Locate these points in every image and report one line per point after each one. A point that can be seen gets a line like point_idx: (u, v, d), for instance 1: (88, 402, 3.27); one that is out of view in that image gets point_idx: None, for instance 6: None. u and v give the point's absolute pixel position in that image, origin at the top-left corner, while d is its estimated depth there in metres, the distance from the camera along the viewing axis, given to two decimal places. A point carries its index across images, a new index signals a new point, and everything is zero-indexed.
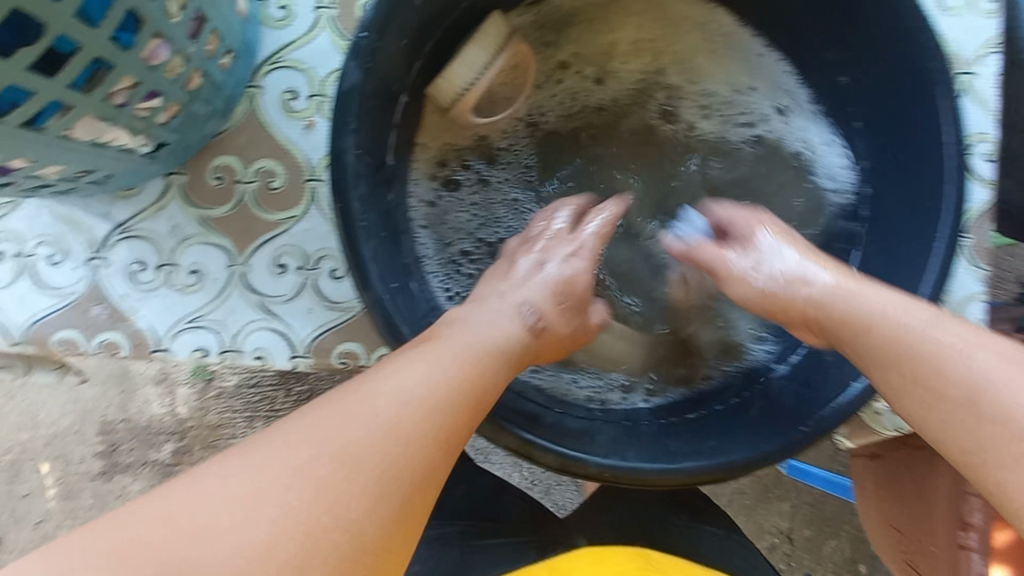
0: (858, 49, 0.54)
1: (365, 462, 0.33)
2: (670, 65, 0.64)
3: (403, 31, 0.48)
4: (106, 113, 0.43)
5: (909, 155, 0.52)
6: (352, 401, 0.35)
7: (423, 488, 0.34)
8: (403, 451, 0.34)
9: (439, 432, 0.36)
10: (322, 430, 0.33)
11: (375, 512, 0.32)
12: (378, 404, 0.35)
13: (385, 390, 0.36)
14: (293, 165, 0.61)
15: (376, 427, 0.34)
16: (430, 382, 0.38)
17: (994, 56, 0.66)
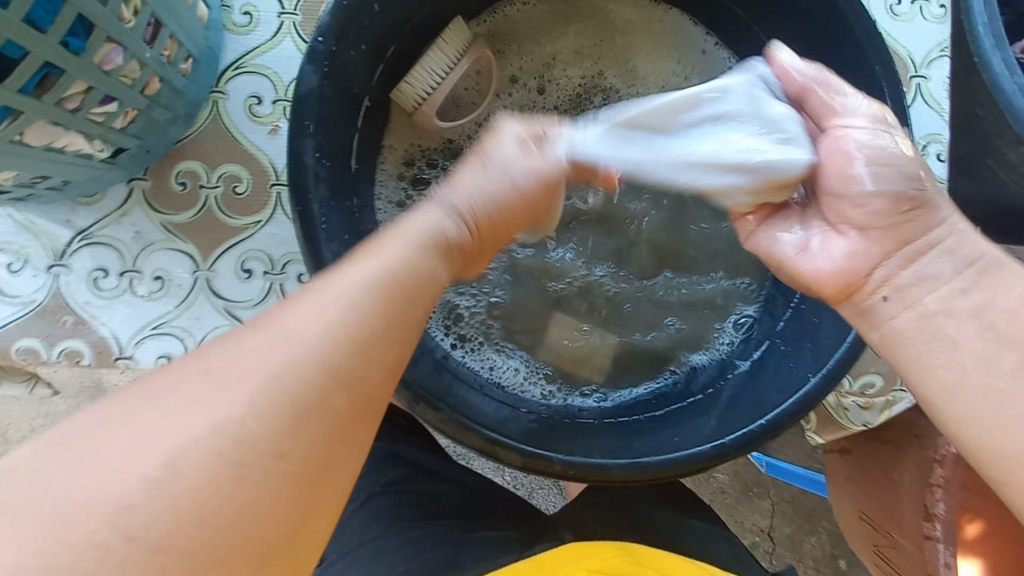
0: (808, 53, 0.56)
1: (282, 395, 0.29)
2: (611, 70, 0.65)
3: (362, 35, 0.49)
4: (59, 118, 0.42)
5: None
6: (265, 323, 0.31)
7: (357, 399, 0.31)
8: (332, 384, 0.30)
9: (369, 338, 0.32)
10: (231, 357, 0.29)
11: (302, 442, 0.28)
12: (294, 327, 0.30)
13: (301, 312, 0.31)
14: (259, 170, 0.61)
15: (292, 343, 0.30)
16: (356, 289, 0.33)
17: (944, 60, 0.68)
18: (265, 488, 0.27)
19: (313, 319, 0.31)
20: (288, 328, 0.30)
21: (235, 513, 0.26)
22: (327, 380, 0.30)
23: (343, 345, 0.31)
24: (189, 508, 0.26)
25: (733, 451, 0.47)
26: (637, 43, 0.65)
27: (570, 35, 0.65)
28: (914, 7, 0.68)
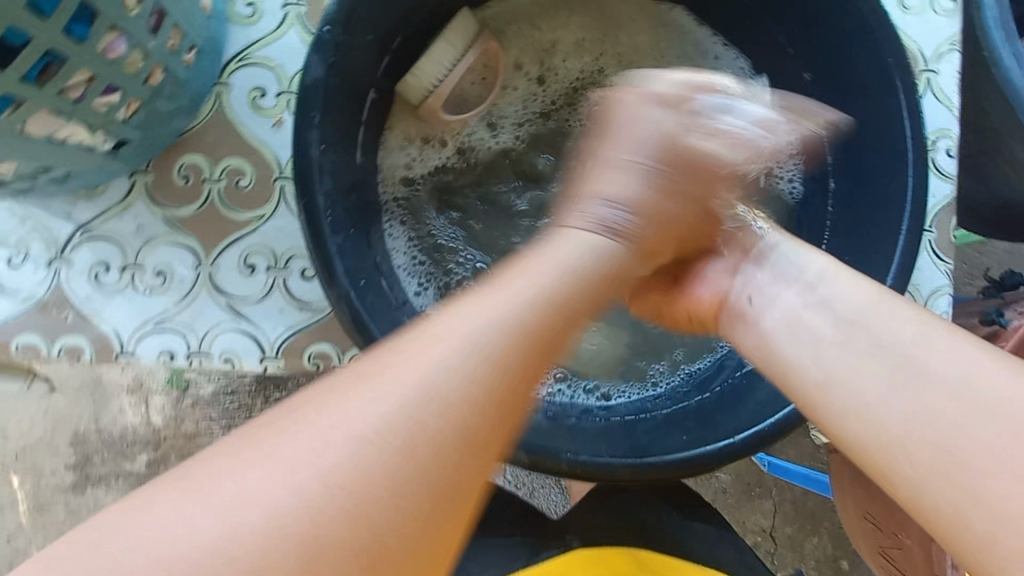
0: (819, 46, 0.55)
1: (431, 433, 0.28)
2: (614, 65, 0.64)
3: (368, 26, 0.48)
4: (61, 108, 0.42)
5: (869, 149, 0.53)
6: (396, 371, 0.30)
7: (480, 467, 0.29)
8: (453, 448, 0.29)
9: (500, 406, 0.31)
10: (365, 408, 0.28)
11: (455, 477, 0.29)
12: (430, 363, 0.30)
13: (434, 351, 0.30)
14: (262, 164, 0.61)
15: (427, 401, 0.29)
16: (486, 347, 0.32)
17: (954, 55, 0.68)
18: (419, 524, 0.27)
19: (440, 368, 0.30)
20: (421, 368, 0.30)
21: (386, 543, 0.26)
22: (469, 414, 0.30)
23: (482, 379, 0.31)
24: (313, 542, 0.25)
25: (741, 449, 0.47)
26: (641, 42, 0.65)
27: (574, 28, 0.64)
28: (924, 2, 0.68)
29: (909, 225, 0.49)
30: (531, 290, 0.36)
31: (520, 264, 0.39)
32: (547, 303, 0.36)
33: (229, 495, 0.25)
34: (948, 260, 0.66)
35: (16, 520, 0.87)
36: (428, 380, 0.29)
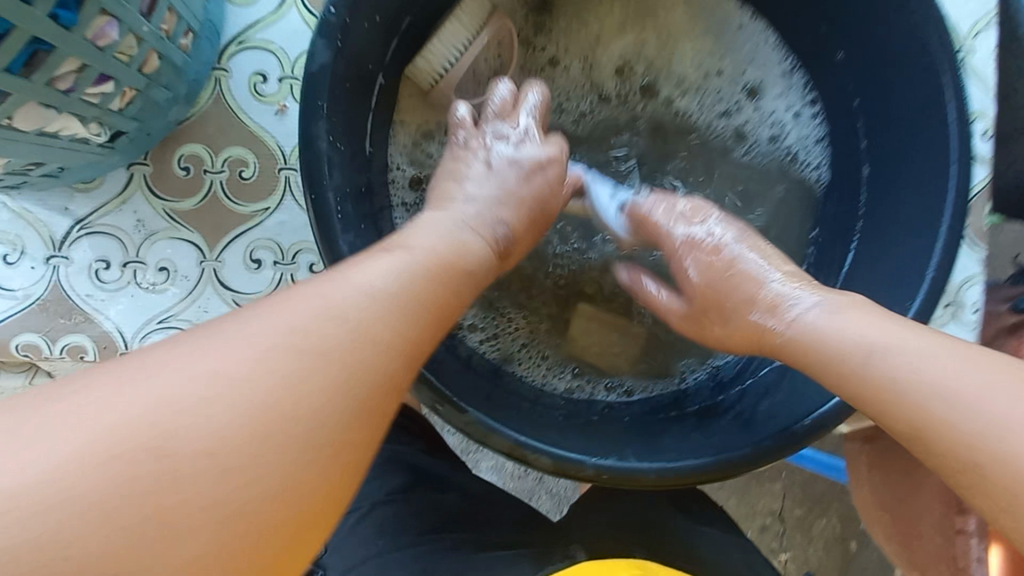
0: (856, 22, 0.51)
1: (307, 377, 0.27)
2: (654, 44, 0.62)
3: (376, 5, 0.45)
4: (50, 99, 0.39)
5: (908, 133, 0.50)
6: (276, 318, 0.28)
7: (372, 408, 0.28)
8: (348, 394, 0.27)
9: (394, 349, 0.30)
10: (244, 351, 0.26)
11: (362, 411, 0.28)
12: (330, 301, 0.29)
13: (322, 303, 0.29)
14: (265, 154, 0.58)
15: (313, 345, 0.27)
16: (375, 293, 0.31)
17: (991, 31, 0.64)
18: (309, 487, 0.26)
19: (326, 315, 0.28)
20: (300, 311, 0.28)
21: (264, 504, 0.25)
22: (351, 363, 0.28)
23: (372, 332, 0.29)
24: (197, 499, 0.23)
25: (775, 457, 0.44)
26: (676, 21, 0.62)
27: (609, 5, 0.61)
28: None
29: (951, 216, 0.46)
30: (425, 252, 0.35)
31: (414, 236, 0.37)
32: (443, 270, 0.35)
33: (104, 424, 0.23)
34: (979, 247, 0.63)
35: None
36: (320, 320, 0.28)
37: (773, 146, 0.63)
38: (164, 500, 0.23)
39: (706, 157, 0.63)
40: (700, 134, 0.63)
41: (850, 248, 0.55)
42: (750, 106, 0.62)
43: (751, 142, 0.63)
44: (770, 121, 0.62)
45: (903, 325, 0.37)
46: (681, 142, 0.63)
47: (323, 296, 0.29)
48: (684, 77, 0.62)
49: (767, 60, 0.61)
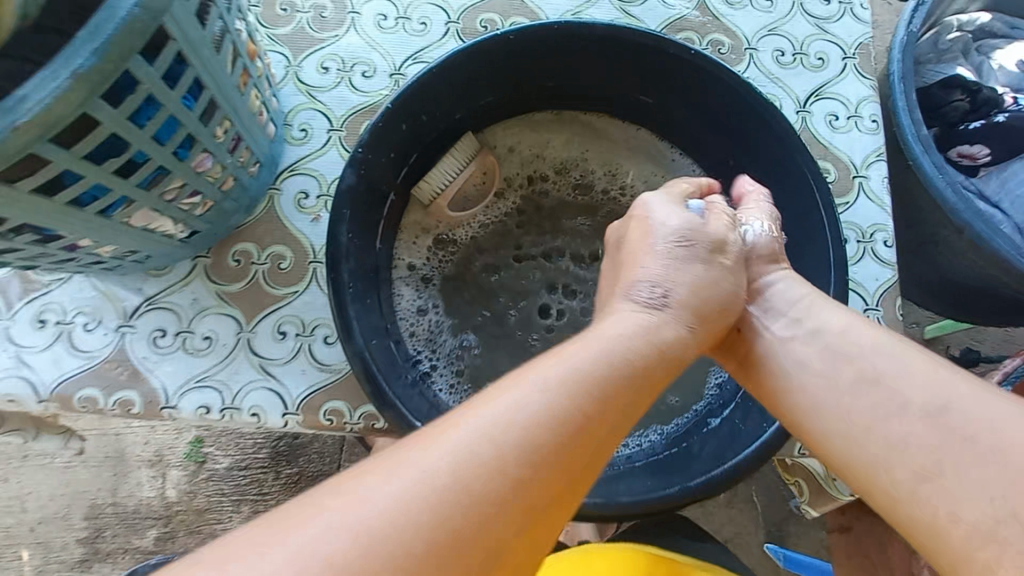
0: (756, 159, 0.68)
1: (539, 447, 0.37)
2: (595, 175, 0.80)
3: (390, 146, 0.62)
4: (159, 206, 0.55)
5: (804, 235, 0.66)
6: (470, 437, 0.37)
7: (537, 525, 0.36)
8: (522, 508, 0.35)
9: (558, 476, 0.37)
10: (445, 466, 0.35)
11: (529, 527, 0.35)
12: (513, 425, 0.37)
13: (507, 425, 0.37)
14: (300, 250, 0.74)
15: (497, 465, 0.36)
16: (549, 417, 0.39)
17: (880, 165, 0.80)
18: None
19: (505, 439, 0.37)
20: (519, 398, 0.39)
21: None
22: (569, 437, 0.39)
23: (576, 407, 0.40)
24: None
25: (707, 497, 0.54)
26: (620, 147, 0.79)
27: (566, 132, 0.79)
28: (850, 121, 0.81)
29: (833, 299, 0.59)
30: (593, 376, 0.42)
31: (575, 346, 0.45)
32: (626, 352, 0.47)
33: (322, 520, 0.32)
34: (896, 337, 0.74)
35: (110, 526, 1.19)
36: (531, 402, 0.39)
37: None
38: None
39: None
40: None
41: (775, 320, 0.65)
42: None
43: None
44: None
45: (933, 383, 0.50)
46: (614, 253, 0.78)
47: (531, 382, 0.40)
48: (629, 188, 0.79)
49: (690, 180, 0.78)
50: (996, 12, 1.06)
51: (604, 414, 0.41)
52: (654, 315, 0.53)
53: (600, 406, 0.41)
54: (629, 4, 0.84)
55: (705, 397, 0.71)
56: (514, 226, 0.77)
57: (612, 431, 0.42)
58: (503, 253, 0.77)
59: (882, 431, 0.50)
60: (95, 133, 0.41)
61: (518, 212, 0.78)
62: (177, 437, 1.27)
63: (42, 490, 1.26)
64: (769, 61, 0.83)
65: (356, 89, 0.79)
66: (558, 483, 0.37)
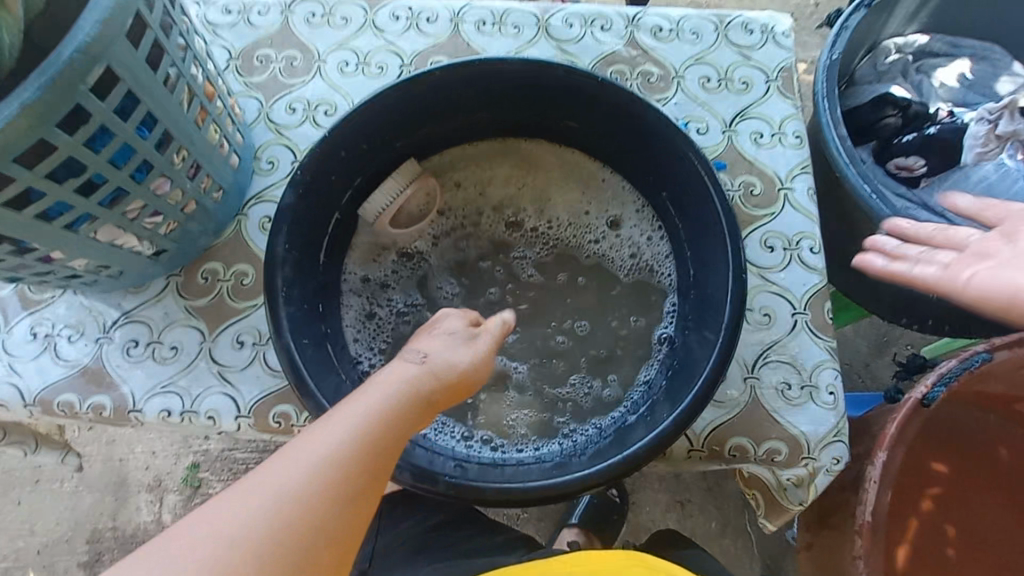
0: (669, 173, 0.72)
1: (337, 474, 0.40)
2: (532, 196, 0.84)
3: (330, 170, 0.70)
4: (122, 223, 0.63)
5: (708, 240, 0.68)
6: (258, 481, 0.38)
7: (340, 543, 0.39)
8: (323, 535, 0.38)
9: (359, 492, 0.41)
10: (234, 517, 0.36)
11: (334, 549, 0.38)
12: (306, 460, 0.40)
13: (296, 463, 0.40)
14: (261, 268, 0.82)
15: (291, 502, 0.38)
16: (344, 445, 0.42)
17: (805, 177, 0.84)
18: None
19: (296, 474, 0.39)
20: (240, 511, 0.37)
21: None
22: (366, 459, 0.42)
23: (371, 430, 0.44)
24: None
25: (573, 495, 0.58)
26: (556, 178, 0.84)
27: (506, 155, 0.85)
28: (775, 138, 0.87)
29: (732, 292, 0.61)
30: (380, 406, 0.46)
31: (362, 391, 0.47)
32: (377, 423, 0.45)
33: None
34: (826, 339, 0.75)
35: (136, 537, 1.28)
36: (276, 500, 0.38)
37: (619, 273, 0.79)
38: None
39: (572, 269, 0.81)
40: (574, 252, 0.81)
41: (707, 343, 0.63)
42: (612, 235, 0.81)
43: (596, 269, 0.80)
44: (630, 244, 0.80)
45: None
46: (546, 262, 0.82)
47: (250, 492, 0.38)
48: (555, 219, 0.82)
49: (623, 201, 0.81)
50: (936, 33, 1.11)
51: (402, 436, 0.46)
52: (415, 366, 0.50)
53: (393, 430, 0.45)
54: (565, 43, 0.93)
55: (631, 391, 0.73)
56: (448, 245, 0.83)
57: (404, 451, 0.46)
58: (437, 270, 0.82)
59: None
60: (53, 156, 0.50)
61: (459, 227, 0.84)
62: (175, 463, 1.33)
63: (49, 514, 1.33)
64: (696, 87, 0.89)
65: (318, 126, 0.89)
66: (359, 499, 0.40)
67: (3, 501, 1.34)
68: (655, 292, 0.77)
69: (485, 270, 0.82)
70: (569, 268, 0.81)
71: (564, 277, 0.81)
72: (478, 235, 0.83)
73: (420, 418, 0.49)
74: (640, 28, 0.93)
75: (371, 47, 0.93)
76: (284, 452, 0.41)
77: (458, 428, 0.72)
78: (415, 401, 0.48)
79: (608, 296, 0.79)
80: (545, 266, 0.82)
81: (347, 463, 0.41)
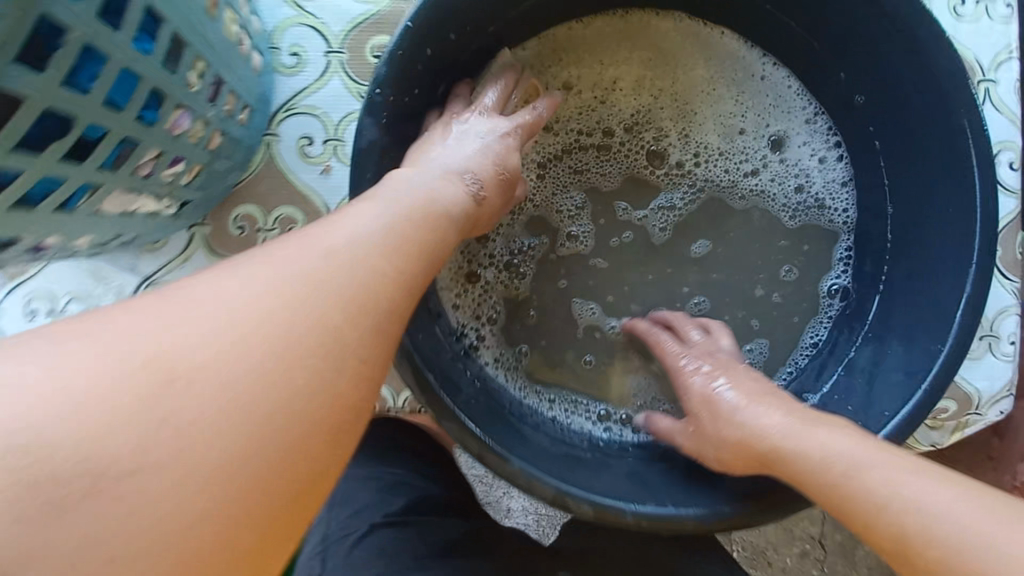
0: (879, 73, 0.52)
1: (385, 261, 0.34)
2: (670, 104, 0.62)
3: (414, 80, 0.48)
4: (134, 185, 0.43)
5: (933, 172, 0.50)
6: (291, 249, 0.32)
7: (385, 339, 0.32)
8: (371, 329, 0.31)
9: (405, 287, 0.34)
10: (267, 280, 0.30)
11: (383, 333, 0.32)
12: (345, 236, 0.33)
13: (337, 241, 0.33)
14: (312, 211, 0.62)
15: (336, 277, 0.31)
16: (387, 229, 0.35)
17: (1013, 63, 0.65)
18: (327, 447, 0.29)
19: (338, 247, 0.32)
20: (259, 280, 0.30)
21: (298, 433, 0.28)
22: (413, 256, 0.36)
23: (412, 229, 0.37)
24: (225, 444, 0.26)
25: (776, 501, 0.46)
26: (701, 76, 0.62)
27: (634, 46, 0.61)
28: (981, 6, 0.65)
29: (978, 256, 0.47)
30: (416, 203, 0.39)
31: (393, 185, 0.40)
32: (416, 229, 0.37)
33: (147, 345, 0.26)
34: (1015, 279, 0.63)
35: None
36: (315, 276, 0.31)
37: (783, 214, 0.63)
38: (218, 419, 0.26)
39: (723, 208, 0.63)
40: (726, 193, 0.63)
41: (927, 313, 0.50)
42: (775, 160, 0.62)
43: (757, 210, 0.63)
44: (797, 171, 0.62)
45: (879, 448, 0.41)
46: (690, 196, 0.63)
47: (296, 254, 0.31)
48: (702, 138, 0.63)
49: (789, 110, 0.61)
50: None
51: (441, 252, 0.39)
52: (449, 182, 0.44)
53: (435, 240, 0.39)
54: None
55: (795, 353, 0.61)
56: (561, 177, 0.62)
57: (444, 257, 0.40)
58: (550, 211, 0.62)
59: (905, 493, 0.38)
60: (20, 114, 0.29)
61: (572, 151, 0.62)
62: None
63: None
64: None
65: None
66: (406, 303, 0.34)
67: None
68: (819, 231, 0.62)
69: (608, 209, 0.63)
70: (719, 206, 0.63)
71: (712, 220, 0.63)
72: (596, 160, 0.62)
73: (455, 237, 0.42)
74: None
75: None
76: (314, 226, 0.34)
77: (591, 405, 0.61)
78: (452, 215, 0.42)
79: (764, 238, 0.63)
80: (689, 210, 0.63)
81: (399, 254, 0.35)
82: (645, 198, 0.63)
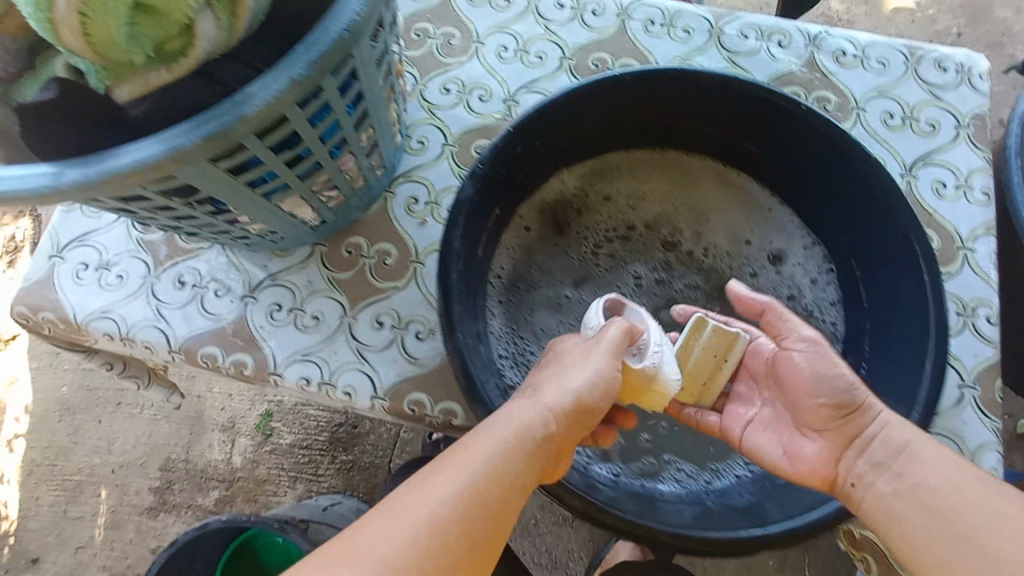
0: (857, 215, 0.68)
1: (451, 526, 0.42)
2: (689, 215, 0.80)
3: (508, 165, 0.68)
4: (307, 195, 0.63)
5: (906, 297, 0.63)
6: (381, 521, 0.41)
7: None
8: None
9: (465, 544, 0.42)
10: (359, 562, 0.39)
11: None
12: (423, 510, 0.42)
13: (414, 513, 0.42)
14: (404, 249, 0.81)
15: (410, 549, 0.40)
16: (457, 494, 0.44)
17: (988, 237, 0.79)
18: None
19: (417, 521, 0.41)
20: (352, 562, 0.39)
21: None
22: (477, 517, 0.44)
23: (479, 489, 0.45)
24: None
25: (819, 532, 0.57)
26: (718, 200, 0.80)
27: (665, 169, 0.81)
28: (959, 190, 0.81)
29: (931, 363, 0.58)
30: (484, 454, 0.48)
31: (475, 437, 0.49)
32: (480, 490, 0.45)
33: None
34: (991, 419, 0.71)
35: (217, 463, 1.37)
36: (392, 552, 0.40)
37: None
38: None
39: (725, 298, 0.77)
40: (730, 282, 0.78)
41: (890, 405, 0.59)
42: (774, 269, 0.77)
43: None
44: (791, 282, 0.76)
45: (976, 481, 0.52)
46: (696, 285, 0.78)
47: (383, 533, 0.41)
48: (713, 242, 0.79)
49: (790, 236, 0.78)
50: None
51: (506, 498, 0.46)
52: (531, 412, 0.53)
53: (500, 491, 0.46)
54: (739, 55, 0.90)
55: None
56: (583, 260, 0.79)
57: (511, 504, 0.47)
58: (565, 284, 0.78)
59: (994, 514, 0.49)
60: (283, 130, 0.49)
61: (609, 237, 0.80)
62: (250, 408, 1.39)
63: (128, 436, 1.39)
64: (876, 123, 0.85)
65: (472, 110, 0.88)
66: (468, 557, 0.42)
67: (86, 417, 1.41)
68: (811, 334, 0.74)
69: (624, 281, 0.78)
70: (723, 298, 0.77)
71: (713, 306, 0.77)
72: (608, 251, 0.79)
73: (526, 474, 0.49)
74: (821, 50, 0.89)
75: (532, 33, 0.92)
76: (403, 495, 0.44)
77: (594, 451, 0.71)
78: (522, 456, 0.49)
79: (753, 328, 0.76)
80: (699, 293, 0.77)
81: (466, 517, 0.43)
82: (662, 280, 0.78)
